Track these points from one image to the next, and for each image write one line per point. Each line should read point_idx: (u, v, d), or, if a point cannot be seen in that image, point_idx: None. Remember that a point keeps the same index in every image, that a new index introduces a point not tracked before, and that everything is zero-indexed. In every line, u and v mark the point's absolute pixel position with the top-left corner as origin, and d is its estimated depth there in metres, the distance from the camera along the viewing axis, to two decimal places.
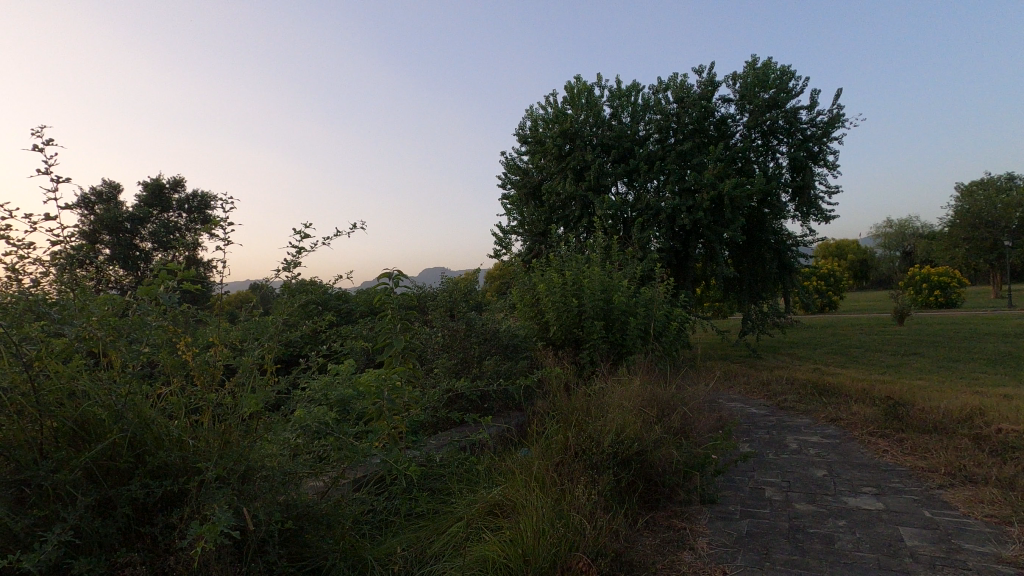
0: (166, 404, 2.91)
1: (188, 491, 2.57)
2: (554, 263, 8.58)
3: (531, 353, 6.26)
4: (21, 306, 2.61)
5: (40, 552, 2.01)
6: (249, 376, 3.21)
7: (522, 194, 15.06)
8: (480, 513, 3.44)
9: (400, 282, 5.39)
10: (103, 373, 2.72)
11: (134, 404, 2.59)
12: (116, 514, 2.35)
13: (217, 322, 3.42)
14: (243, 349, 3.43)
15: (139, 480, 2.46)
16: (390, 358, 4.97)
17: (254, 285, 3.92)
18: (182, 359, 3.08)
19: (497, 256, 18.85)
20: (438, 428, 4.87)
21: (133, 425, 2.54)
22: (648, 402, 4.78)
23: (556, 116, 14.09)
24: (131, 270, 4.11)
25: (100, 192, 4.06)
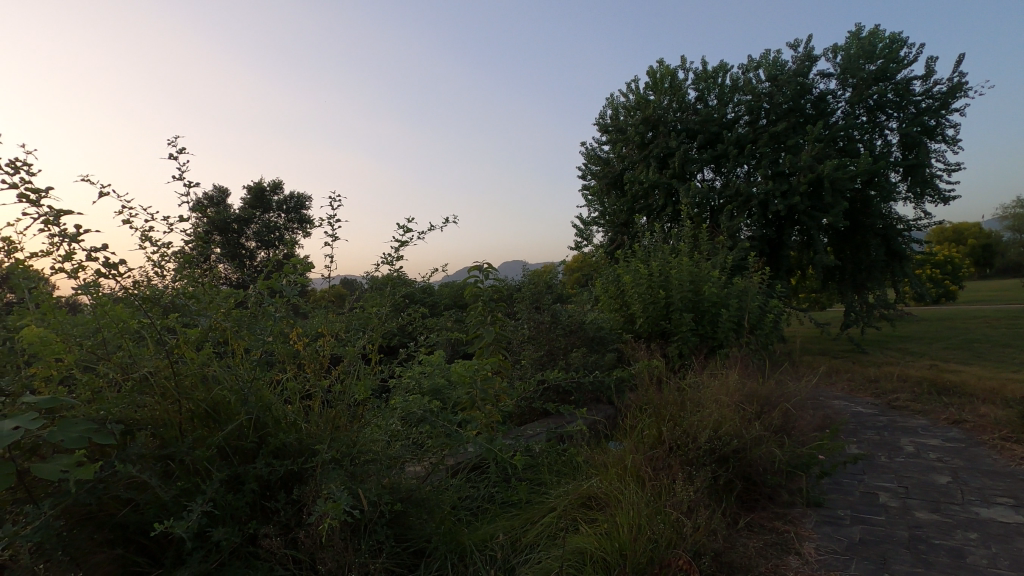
0: (283, 390, 3.13)
1: (305, 471, 2.76)
2: (639, 254, 8.38)
3: (619, 345, 6.17)
4: (162, 299, 2.92)
5: (187, 521, 2.24)
6: (354, 364, 3.39)
7: (602, 184, 14.81)
8: (574, 505, 3.43)
9: (490, 274, 5.59)
10: (229, 359, 2.97)
11: (257, 389, 2.81)
12: (245, 489, 2.56)
13: (323, 313, 3.64)
14: (347, 340, 3.64)
15: (263, 458, 2.67)
16: (481, 349, 5.10)
17: (353, 280, 4.12)
18: (295, 349, 3.31)
19: (577, 248, 18.67)
20: (527, 419, 4.92)
21: (257, 409, 2.76)
22: (746, 397, 4.56)
23: (638, 103, 13.74)
24: (242, 266, 4.45)
25: (214, 195, 4.41)
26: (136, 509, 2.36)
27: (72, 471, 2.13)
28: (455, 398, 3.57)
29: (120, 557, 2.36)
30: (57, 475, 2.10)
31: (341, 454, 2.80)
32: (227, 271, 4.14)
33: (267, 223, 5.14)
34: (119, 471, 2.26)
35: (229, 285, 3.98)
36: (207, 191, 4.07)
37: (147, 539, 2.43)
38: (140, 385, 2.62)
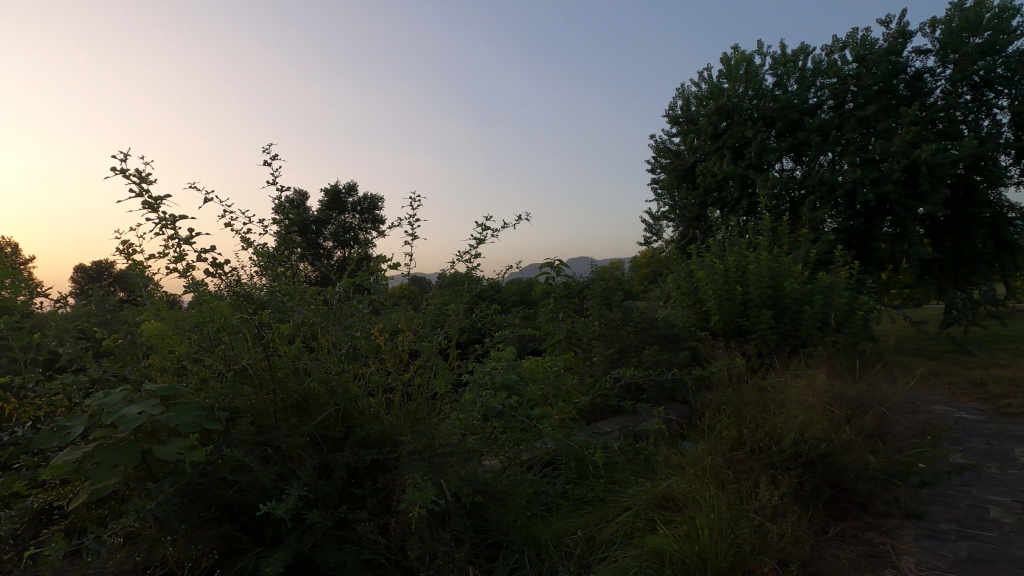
0: (366, 383, 3.28)
1: (389, 461, 2.88)
2: (714, 249, 8.09)
3: (693, 343, 5.99)
4: (258, 296, 3.13)
5: (285, 503, 2.39)
6: (432, 359, 3.51)
7: (673, 177, 14.39)
8: (650, 506, 3.37)
9: (562, 271, 5.58)
10: (319, 353, 3.14)
11: (344, 381, 2.96)
12: (335, 476, 2.71)
13: (402, 310, 3.78)
14: (425, 336, 3.76)
15: (351, 447, 2.80)
16: (552, 346, 5.11)
17: (431, 278, 4.28)
18: (377, 344, 3.46)
19: (647, 242, 18.29)
20: (599, 416, 4.88)
21: (344, 400, 2.90)
22: (835, 399, 4.30)
23: (711, 92, 13.27)
24: (320, 265, 4.65)
25: (298, 198, 4.65)
26: (239, 491, 2.54)
27: (186, 453, 2.32)
28: (529, 394, 3.60)
29: (226, 535, 2.55)
30: (174, 456, 2.30)
31: (422, 445, 2.90)
32: (306, 270, 4.35)
33: (343, 224, 5.39)
34: (225, 454, 2.45)
35: (305, 284, 4.15)
36: (290, 195, 4.32)
37: (248, 519, 2.61)
38: (241, 376, 2.82)
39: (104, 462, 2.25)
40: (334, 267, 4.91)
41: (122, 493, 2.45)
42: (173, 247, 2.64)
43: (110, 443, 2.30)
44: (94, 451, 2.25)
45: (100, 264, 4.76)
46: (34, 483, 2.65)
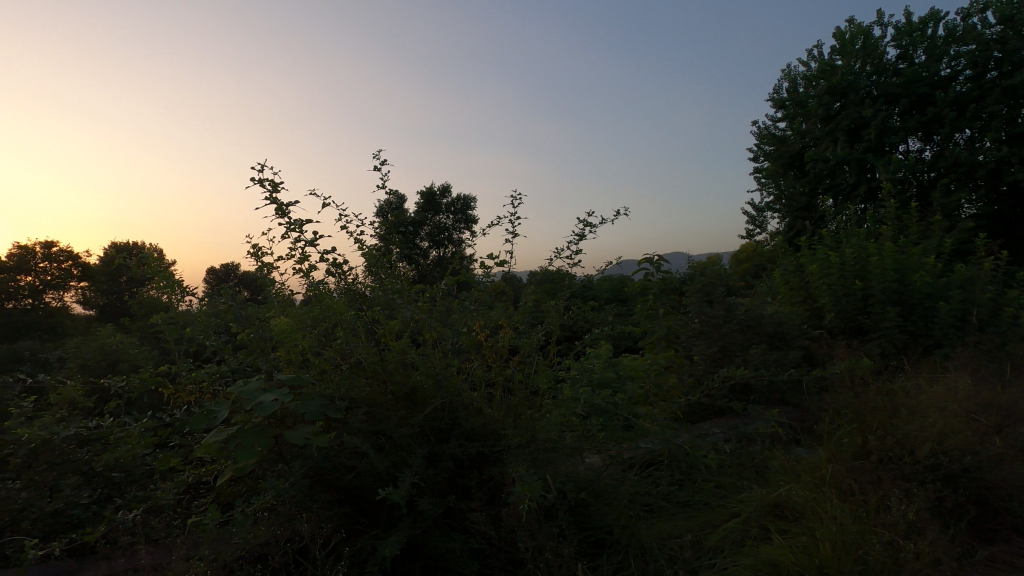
0: (470, 378, 3.38)
1: (493, 454, 2.94)
2: (828, 241, 7.47)
3: (806, 342, 5.57)
4: (370, 295, 3.33)
5: (399, 490, 2.52)
6: (532, 356, 3.54)
7: (778, 165, 13.46)
8: (762, 514, 3.18)
9: (663, 266, 5.48)
10: (426, 347, 3.28)
11: (450, 376, 3.07)
12: (443, 466, 2.81)
13: (501, 307, 3.85)
14: (524, 332, 3.80)
15: (457, 439, 2.90)
16: (651, 343, 4.97)
17: (528, 276, 4.33)
18: (478, 340, 3.55)
19: (750, 235, 17.32)
20: (702, 418, 4.67)
21: (450, 394, 3.01)
22: (982, 406, 3.82)
23: (822, 71, 12.30)
24: (418, 265, 4.84)
25: (399, 201, 4.87)
26: (357, 475, 2.71)
27: (312, 438, 2.52)
28: (630, 392, 3.53)
29: (346, 515, 2.73)
30: (302, 441, 2.50)
31: (525, 440, 2.94)
32: (408, 270, 4.55)
33: (438, 225, 5.59)
34: (345, 441, 2.63)
35: (407, 283, 4.34)
36: (391, 198, 4.57)
37: (365, 502, 2.78)
38: (355, 368, 2.98)
39: (245, 443, 2.50)
40: (432, 266, 5.11)
41: (257, 473, 2.70)
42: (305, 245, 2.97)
43: (249, 427, 2.56)
44: (237, 433, 2.51)
45: (226, 267, 5.28)
46: (187, 460, 3.00)
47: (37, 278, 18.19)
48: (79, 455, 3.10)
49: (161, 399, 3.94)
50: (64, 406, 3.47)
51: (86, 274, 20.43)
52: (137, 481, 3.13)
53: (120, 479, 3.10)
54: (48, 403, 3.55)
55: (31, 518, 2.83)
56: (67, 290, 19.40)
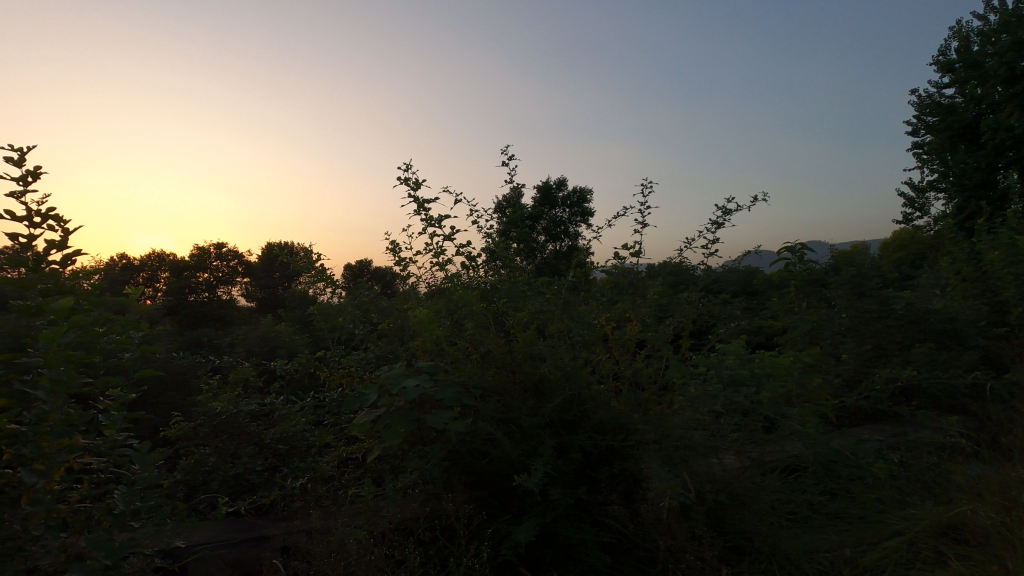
0: (598, 370, 3.35)
1: (624, 449, 2.89)
2: (1013, 223, 6.40)
3: (986, 342, 4.80)
4: (500, 287, 3.43)
5: (532, 477, 2.57)
6: (661, 349, 3.42)
7: (944, 138, 11.75)
8: (934, 534, 2.80)
9: (807, 255, 5.05)
10: (553, 339, 3.30)
11: (579, 367, 3.06)
12: (574, 458, 2.82)
13: (628, 299, 3.77)
14: (652, 325, 3.68)
15: (586, 431, 2.88)
16: (791, 339, 4.58)
17: (655, 267, 4.19)
18: (605, 333, 3.50)
19: (907, 220, 15.34)
20: (853, 423, 4.22)
21: (578, 385, 2.99)
22: None
23: (1004, 23, 10.55)
24: (538, 258, 4.89)
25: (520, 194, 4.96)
26: (490, 461, 2.81)
27: (449, 423, 2.65)
28: (771, 390, 3.28)
29: (481, 499, 2.85)
30: (441, 425, 2.63)
31: (656, 435, 2.85)
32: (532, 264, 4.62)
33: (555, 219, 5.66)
34: (479, 427, 2.73)
35: (530, 275, 4.41)
36: (509, 193, 4.72)
37: (497, 487, 2.87)
38: (485, 357, 3.08)
39: (391, 425, 2.69)
40: (553, 258, 5.14)
41: (401, 452, 2.90)
42: (445, 237, 3.18)
43: (394, 409, 2.74)
44: (383, 415, 2.70)
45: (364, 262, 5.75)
46: (340, 437, 3.31)
47: (211, 275, 21.14)
48: (253, 428, 3.55)
49: (314, 381, 4.39)
50: (240, 384, 4.00)
51: (249, 271, 23.39)
52: (299, 453, 3.51)
53: (285, 451, 3.50)
54: (228, 382, 4.09)
55: (219, 479, 3.31)
56: (235, 285, 22.37)
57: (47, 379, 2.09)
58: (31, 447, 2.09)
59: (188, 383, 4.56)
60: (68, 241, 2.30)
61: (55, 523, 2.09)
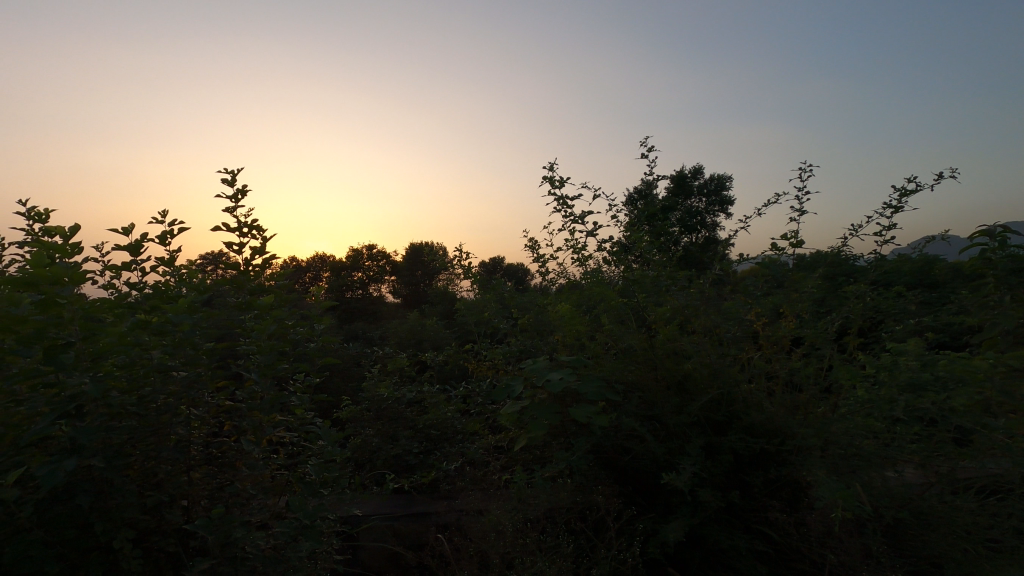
0: (747, 369, 3.15)
1: (780, 454, 2.70)
2: None
3: None
4: (640, 282, 3.37)
5: (680, 477, 2.51)
6: (822, 347, 3.12)
7: None
8: None
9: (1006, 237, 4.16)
10: (697, 334, 3.16)
11: (728, 366, 2.90)
12: (725, 461, 2.69)
13: (782, 294, 3.49)
14: (810, 322, 3.37)
15: (738, 432, 2.74)
16: (989, 339, 3.91)
17: (811, 259, 3.84)
18: (755, 330, 3.29)
19: None
20: None
21: (727, 384, 2.84)
22: None
23: None
24: (674, 251, 4.71)
25: (653, 187, 4.83)
26: (634, 458, 2.79)
27: (594, 416, 2.67)
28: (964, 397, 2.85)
29: (625, 495, 2.84)
30: (585, 419, 2.66)
31: (819, 441, 2.63)
32: (669, 258, 4.47)
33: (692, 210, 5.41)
34: (623, 423, 2.73)
35: (666, 269, 4.27)
36: (642, 186, 4.63)
37: (641, 484, 2.85)
38: (626, 352, 3.03)
39: (537, 416, 2.76)
40: (690, 251, 4.92)
41: (545, 444, 2.99)
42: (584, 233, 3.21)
43: (538, 402, 2.81)
44: (529, 407, 2.77)
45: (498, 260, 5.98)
46: (486, 426, 3.49)
47: (364, 275, 23.36)
48: (408, 413, 3.87)
49: (459, 372, 4.67)
50: (395, 373, 4.37)
51: (395, 269, 25.42)
52: (449, 439, 3.77)
53: (437, 436, 3.79)
54: (385, 371, 4.51)
55: (382, 458, 3.67)
56: (384, 283, 24.51)
57: (258, 363, 2.49)
58: (246, 420, 2.49)
59: (351, 371, 5.09)
60: (266, 246, 2.71)
61: (264, 485, 2.47)
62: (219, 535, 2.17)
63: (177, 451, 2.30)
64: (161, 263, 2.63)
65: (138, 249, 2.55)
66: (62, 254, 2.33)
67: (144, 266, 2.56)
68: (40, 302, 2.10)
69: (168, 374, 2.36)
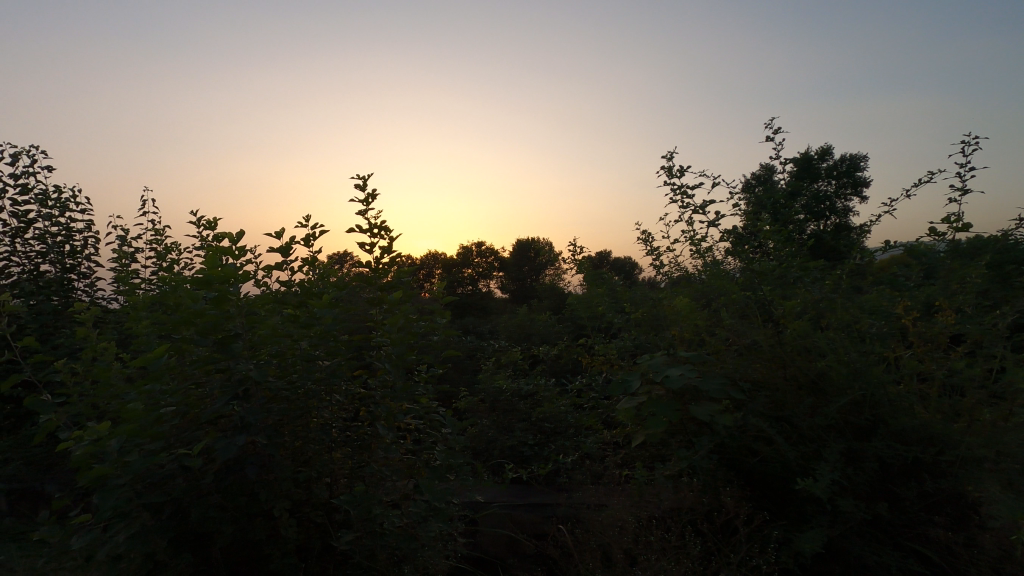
0: (896, 369, 2.83)
1: (939, 465, 2.41)
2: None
3: None
4: (767, 273, 3.15)
5: (816, 485, 2.34)
6: (991, 345, 2.73)
7: None
8: None
9: None
10: (833, 330, 2.90)
11: (873, 365, 2.63)
12: (870, 469, 2.45)
13: (937, 285, 3.09)
14: (975, 316, 2.95)
15: (885, 439, 2.48)
16: None
17: (974, 245, 3.36)
18: (905, 326, 2.95)
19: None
20: None
21: (872, 385, 2.57)
22: None
23: None
24: (802, 239, 4.35)
25: (776, 171, 4.48)
26: (763, 461, 2.64)
27: (717, 415, 2.55)
28: None
29: (753, 499, 2.69)
30: (708, 417, 2.56)
31: (989, 452, 2.30)
32: (797, 247, 4.14)
33: (821, 194, 4.95)
34: (749, 423, 2.58)
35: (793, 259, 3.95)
36: (764, 170, 4.32)
37: (770, 489, 2.69)
38: (750, 349, 2.86)
39: (655, 413, 2.69)
40: (819, 239, 4.52)
41: (664, 442, 2.91)
42: (703, 223, 3.07)
43: (656, 397, 2.74)
44: (647, 403, 2.71)
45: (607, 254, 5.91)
46: (600, 421, 3.48)
47: (474, 272, 24.13)
48: (521, 406, 3.97)
49: (571, 367, 4.69)
50: (508, 366, 4.49)
51: (503, 266, 25.97)
52: (563, 432, 3.81)
53: (551, 429, 3.84)
54: (500, 365, 4.65)
55: (499, 448, 3.80)
56: (492, 280, 25.18)
57: (391, 354, 2.69)
58: (380, 407, 2.70)
59: (467, 364, 5.31)
60: (394, 246, 2.91)
61: (396, 468, 2.67)
62: (361, 511, 2.38)
63: (322, 432, 2.54)
64: (305, 263, 2.92)
65: (287, 251, 2.85)
66: (229, 256, 2.67)
67: (292, 266, 2.86)
68: (214, 298, 2.43)
69: (313, 363, 2.62)
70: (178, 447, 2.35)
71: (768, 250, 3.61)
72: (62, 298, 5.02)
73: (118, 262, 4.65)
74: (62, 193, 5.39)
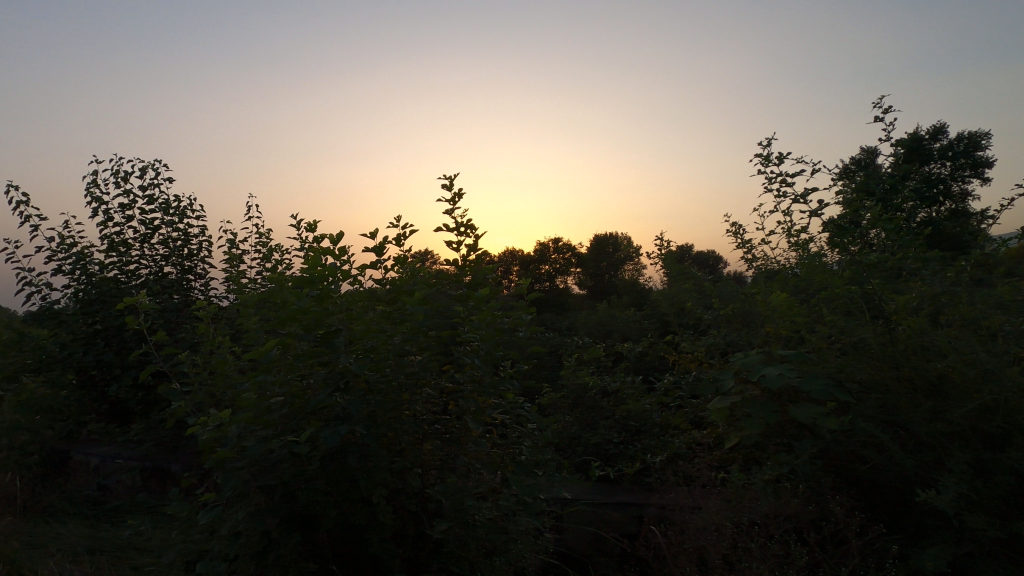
0: None
1: None
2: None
3: None
4: (876, 266, 2.90)
5: (938, 497, 2.14)
6: None
7: None
8: None
9: None
10: (956, 327, 2.63)
11: (1005, 365, 2.37)
12: (1003, 483, 2.21)
13: None
14: None
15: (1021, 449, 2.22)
16: None
17: None
18: None
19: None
20: None
21: (1004, 388, 2.31)
22: None
23: None
24: (912, 227, 3.97)
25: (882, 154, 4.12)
26: (875, 468, 2.44)
27: (821, 418, 2.39)
28: None
29: (861, 509, 2.51)
30: (810, 420, 2.40)
31: None
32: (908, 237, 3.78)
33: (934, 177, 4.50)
34: (858, 427, 2.40)
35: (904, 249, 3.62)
36: (868, 153, 3.98)
37: (883, 500, 2.49)
38: (857, 347, 2.65)
39: (750, 413, 2.57)
40: (932, 227, 4.11)
41: (760, 444, 2.77)
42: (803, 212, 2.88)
43: (751, 398, 2.61)
44: (742, 403, 2.58)
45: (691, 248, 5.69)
46: (689, 420, 3.37)
47: (550, 268, 24.07)
48: (605, 403, 3.92)
49: (655, 364, 4.57)
50: (591, 363, 4.44)
51: (580, 261, 25.72)
52: (649, 431, 3.72)
53: (636, 427, 3.77)
54: (581, 362, 4.61)
55: (583, 445, 3.78)
56: (569, 276, 25.01)
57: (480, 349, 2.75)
58: (469, 401, 2.77)
59: (548, 360, 5.31)
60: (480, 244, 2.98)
61: (484, 461, 2.73)
62: (454, 502, 2.46)
63: (415, 424, 2.65)
64: (397, 262, 3.04)
65: (380, 250, 2.98)
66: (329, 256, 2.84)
67: (385, 265, 2.99)
68: (317, 296, 2.59)
69: (405, 358, 2.73)
70: (287, 434, 2.54)
71: (875, 240, 3.33)
72: (182, 297, 5.54)
73: (228, 263, 5.07)
74: (181, 202, 5.96)
